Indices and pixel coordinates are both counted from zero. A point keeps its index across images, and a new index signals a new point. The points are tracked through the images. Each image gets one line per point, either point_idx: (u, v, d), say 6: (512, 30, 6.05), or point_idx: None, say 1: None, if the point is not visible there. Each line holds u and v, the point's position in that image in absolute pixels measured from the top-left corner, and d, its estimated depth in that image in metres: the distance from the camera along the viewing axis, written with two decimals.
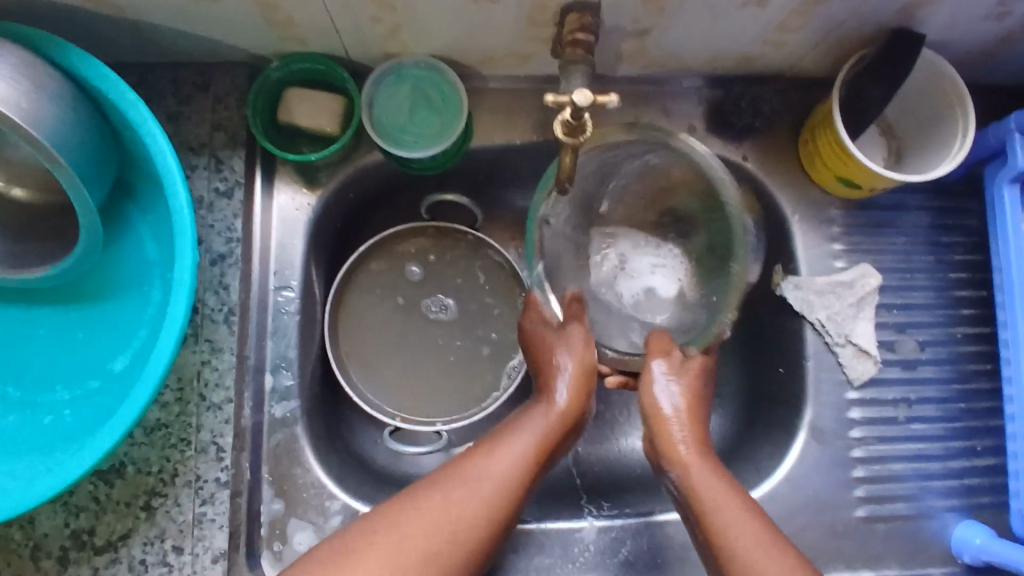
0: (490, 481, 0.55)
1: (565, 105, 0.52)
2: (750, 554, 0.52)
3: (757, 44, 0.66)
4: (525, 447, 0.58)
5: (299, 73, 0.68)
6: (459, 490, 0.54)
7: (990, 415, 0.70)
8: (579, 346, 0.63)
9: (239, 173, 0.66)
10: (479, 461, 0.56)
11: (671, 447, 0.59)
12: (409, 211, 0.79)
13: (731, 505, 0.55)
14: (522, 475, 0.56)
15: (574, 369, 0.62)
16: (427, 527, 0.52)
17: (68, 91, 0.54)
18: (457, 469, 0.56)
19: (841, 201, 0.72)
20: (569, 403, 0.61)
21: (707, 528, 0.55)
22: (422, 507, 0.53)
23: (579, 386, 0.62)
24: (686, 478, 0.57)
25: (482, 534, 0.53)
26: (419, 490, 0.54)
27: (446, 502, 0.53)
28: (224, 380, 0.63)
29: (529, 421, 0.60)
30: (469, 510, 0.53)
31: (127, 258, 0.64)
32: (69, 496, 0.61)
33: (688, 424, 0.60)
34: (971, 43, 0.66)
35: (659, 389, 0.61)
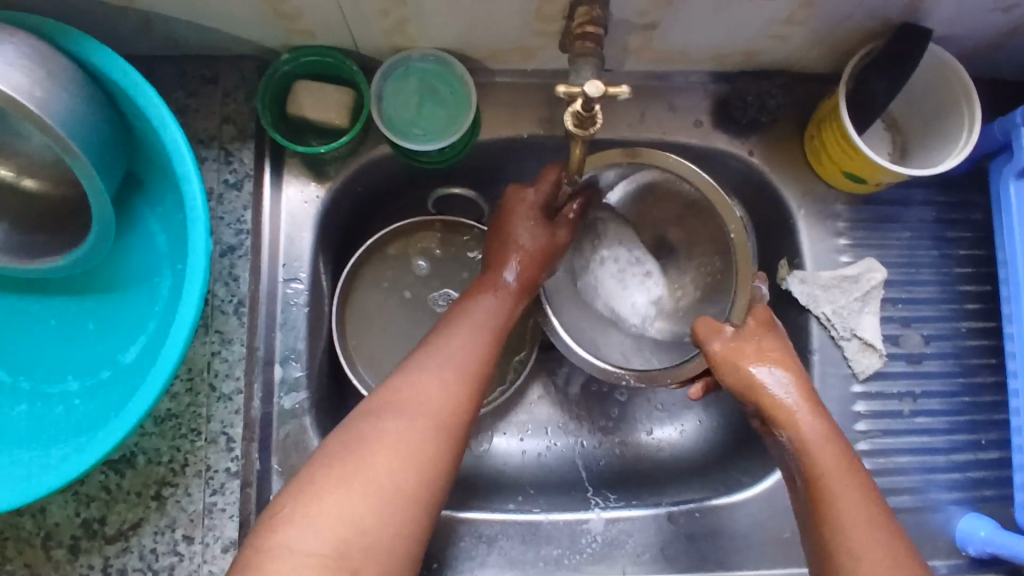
0: (435, 378, 0.55)
1: (576, 96, 0.52)
2: (861, 534, 0.52)
3: (763, 39, 0.66)
4: (472, 351, 0.58)
5: (307, 66, 0.68)
6: (407, 397, 0.54)
7: (995, 409, 0.70)
8: (536, 245, 0.64)
9: (248, 165, 0.66)
10: (414, 373, 0.55)
11: (788, 420, 0.56)
12: (416, 205, 0.79)
13: (842, 472, 0.54)
14: (480, 361, 0.58)
15: (530, 249, 0.64)
16: (396, 444, 0.51)
17: (81, 81, 0.55)
18: (400, 373, 0.56)
19: (846, 196, 0.72)
20: (521, 282, 0.63)
21: (823, 501, 0.54)
22: (381, 417, 0.52)
23: (532, 268, 0.64)
24: (803, 450, 0.55)
25: (448, 438, 0.53)
26: (355, 420, 0.53)
27: (405, 413, 0.53)
28: (234, 371, 0.63)
29: (488, 299, 0.61)
30: (428, 413, 0.53)
31: (137, 249, 0.65)
32: (80, 486, 0.62)
33: (800, 397, 0.57)
34: (975, 38, 0.66)
35: (763, 370, 0.58)
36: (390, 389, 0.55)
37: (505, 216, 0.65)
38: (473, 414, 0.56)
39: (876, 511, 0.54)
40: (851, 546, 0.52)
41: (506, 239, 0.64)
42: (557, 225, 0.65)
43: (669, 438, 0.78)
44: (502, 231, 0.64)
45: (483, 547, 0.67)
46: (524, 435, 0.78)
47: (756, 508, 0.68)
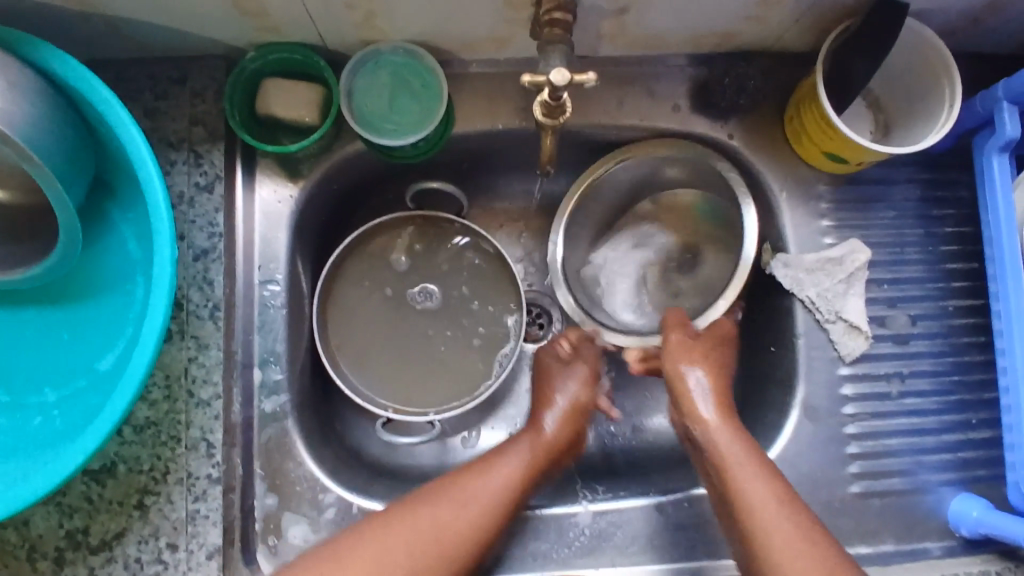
0: (483, 493, 0.60)
1: (543, 85, 0.51)
2: (765, 509, 0.56)
3: (739, 18, 0.65)
4: (517, 469, 0.63)
5: (275, 64, 0.67)
6: (436, 509, 0.58)
7: (984, 388, 0.70)
8: (577, 383, 0.70)
9: (219, 167, 0.65)
10: (478, 473, 0.62)
11: (694, 411, 0.63)
12: (395, 201, 0.78)
13: (752, 463, 0.59)
14: (526, 473, 0.63)
15: (569, 407, 0.68)
16: (408, 554, 0.56)
17: (41, 89, 0.54)
18: (444, 483, 0.61)
19: (829, 176, 0.71)
20: (557, 432, 0.66)
21: (727, 482, 0.59)
22: (425, 511, 0.58)
23: (573, 419, 0.68)
24: (708, 437, 0.61)
25: (483, 541, 0.59)
26: (427, 496, 0.59)
27: (427, 518, 0.58)
28: (212, 376, 0.62)
29: (517, 449, 0.64)
30: (475, 505, 0.59)
31: (110, 256, 0.64)
32: (62, 496, 0.61)
33: (713, 393, 0.64)
34: (955, 11, 0.65)
35: (688, 371, 0.65)
36: (415, 505, 0.59)
37: (546, 386, 0.69)
38: (511, 515, 0.61)
39: (788, 502, 0.57)
40: (759, 521, 0.56)
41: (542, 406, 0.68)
42: (573, 371, 0.70)
43: (658, 426, 0.77)
44: (548, 390, 0.69)
45: None
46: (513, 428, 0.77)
47: None
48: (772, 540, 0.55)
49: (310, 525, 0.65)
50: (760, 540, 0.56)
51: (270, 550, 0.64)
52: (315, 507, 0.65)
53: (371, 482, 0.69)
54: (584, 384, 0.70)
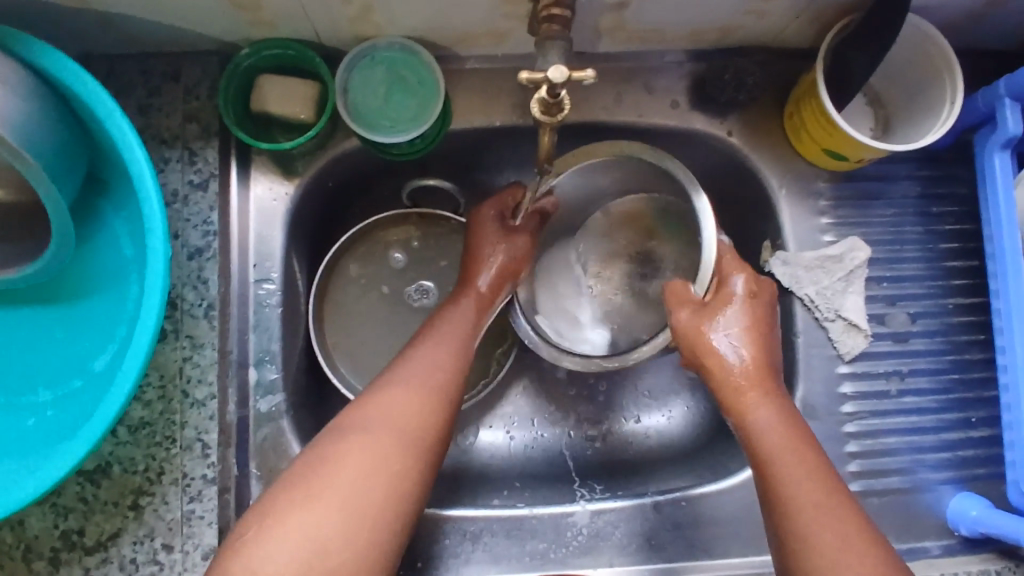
0: (415, 385, 0.57)
1: (541, 82, 0.50)
2: (803, 502, 0.54)
3: (738, 14, 0.64)
4: (451, 347, 0.61)
5: (270, 59, 0.66)
6: (380, 408, 0.55)
7: (984, 386, 0.70)
8: (517, 250, 0.68)
9: (213, 164, 0.64)
10: (393, 389, 0.56)
11: (740, 404, 0.60)
12: (391, 198, 0.78)
13: (794, 454, 0.56)
14: (455, 347, 0.61)
15: (503, 262, 0.67)
16: (361, 453, 0.51)
17: (31, 85, 0.53)
18: (376, 392, 0.56)
19: (829, 173, 0.71)
20: (490, 285, 0.67)
21: (767, 474, 0.56)
22: (348, 433, 0.53)
23: (503, 278, 0.67)
24: (751, 429, 0.58)
25: (436, 430, 0.56)
26: (341, 426, 0.53)
27: (376, 423, 0.53)
28: (207, 376, 0.62)
29: (460, 310, 0.64)
30: (418, 393, 0.56)
31: (104, 255, 0.63)
32: (57, 497, 0.61)
33: (751, 376, 0.61)
34: (957, 7, 0.64)
35: (719, 340, 0.62)
36: (361, 414, 0.54)
37: (475, 247, 0.68)
38: (441, 426, 0.56)
39: (843, 505, 0.54)
40: (795, 514, 0.53)
41: (476, 261, 0.67)
42: (515, 243, 0.68)
43: (656, 424, 0.77)
44: (484, 244, 0.68)
45: (468, 545, 0.66)
46: (511, 427, 0.77)
47: (741, 494, 0.66)
48: (813, 535, 0.52)
49: None
50: (798, 537, 0.53)
51: None
52: None
53: None
54: (523, 235, 0.69)
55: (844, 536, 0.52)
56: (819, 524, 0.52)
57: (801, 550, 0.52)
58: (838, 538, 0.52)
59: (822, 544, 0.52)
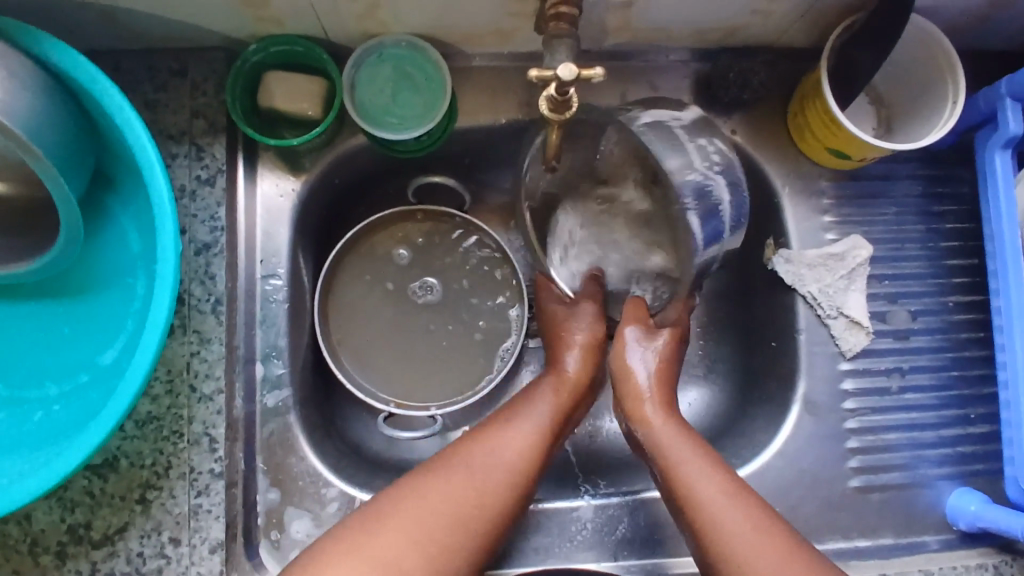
0: (515, 440, 0.60)
1: (550, 80, 0.51)
2: (716, 510, 0.56)
3: (743, 14, 0.64)
4: (547, 417, 0.62)
5: (276, 56, 0.66)
6: (482, 456, 0.58)
7: (983, 383, 0.70)
8: (586, 318, 0.69)
9: (220, 160, 0.64)
10: (496, 436, 0.60)
11: (641, 412, 0.63)
12: (396, 194, 0.78)
13: (691, 448, 0.60)
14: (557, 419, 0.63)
15: (586, 342, 0.68)
16: (449, 487, 0.56)
17: (41, 80, 0.53)
18: (479, 437, 0.60)
19: (831, 172, 0.71)
20: (580, 367, 0.67)
21: (680, 489, 0.58)
22: (446, 473, 0.57)
23: (588, 359, 0.67)
24: (654, 440, 0.61)
25: (525, 488, 0.59)
26: (435, 466, 0.58)
27: (466, 470, 0.57)
28: (214, 371, 0.62)
29: (541, 395, 0.64)
30: (517, 451, 0.59)
31: (111, 249, 0.63)
32: (64, 491, 0.61)
33: (655, 388, 0.64)
34: (959, 8, 0.65)
35: (632, 357, 0.66)
36: (454, 459, 0.58)
37: (561, 334, 0.69)
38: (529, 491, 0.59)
39: (751, 509, 0.56)
40: (712, 526, 0.55)
41: (563, 343, 0.68)
42: (582, 311, 0.69)
43: None
44: (561, 328, 0.69)
45: None
46: None
47: None
48: (730, 542, 0.55)
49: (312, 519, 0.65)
50: (718, 548, 0.55)
51: (273, 545, 0.64)
52: (318, 501, 0.65)
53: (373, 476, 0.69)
54: (598, 324, 0.69)
55: (744, 525, 0.55)
56: (723, 518, 0.55)
57: (713, 542, 0.55)
58: (750, 540, 0.54)
59: (731, 536, 0.55)
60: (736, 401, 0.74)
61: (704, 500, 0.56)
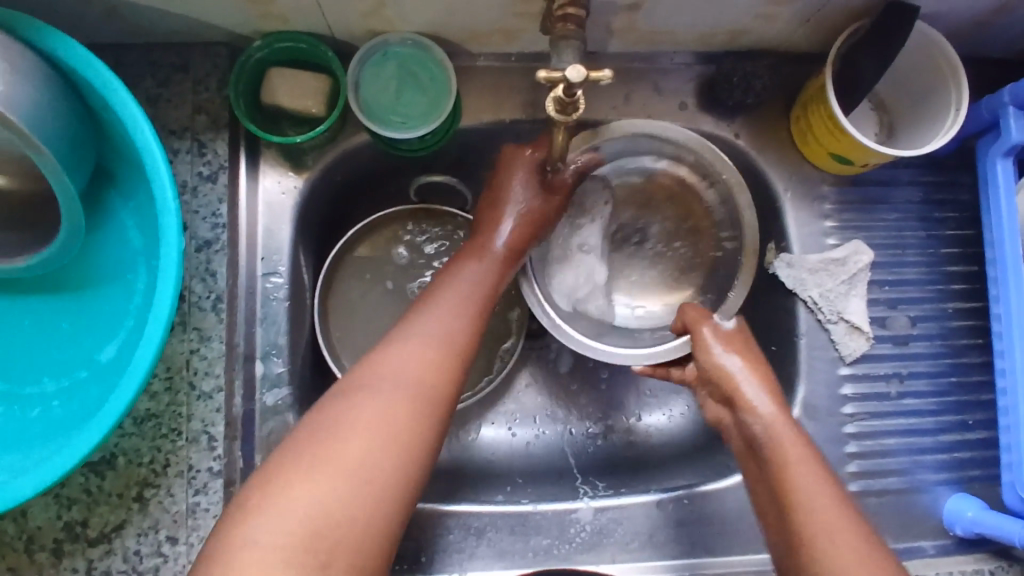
0: (426, 336, 0.55)
1: (558, 81, 0.50)
2: (822, 505, 0.51)
3: (748, 17, 0.65)
4: (461, 296, 0.59)
5: (280, 52, 0.66)
6: (387, 380, 0.51)
7: (981, 389, 0.71)
8: (530, 205, 0.65)
9: (222, 156, 0.64)
10: (393, 360, 0.53)
11: (748, 403, 0.58)
12: (397, 193, 0.78)
13: (807, 458, 0.54)
14: (479, 291, 0.61)
15: (522, 216, 0.65)
16: (383, 412, 0.49)
17: (43, 72, 0.52)
18: (374, 369, 0.52)
19: (834, 177, 0.71)
20: (507, 243, 0.64)
21: (784, 479, 0.53)
22: (352, 408, 0.49)
23: (522, 232, 0.65)
24: (769, 429, 0.56)
25: (455, 368, 0.55)
26: (335, 406, 0.50)
27: (381, 399, 0.50)
28: (214, 369, 0.62)
29: (464, 269, 0.62)
30: (423, 364, 0.53)
31: (111, 245, 0.63)
32: (61, 488, 0.60)
33: (758, 383, 0.59)
34: (963, 16, 0.65)
35: (723, 354, 0.61)
36: (378, 362, 0.53)
37: (490, 220, 0.65)
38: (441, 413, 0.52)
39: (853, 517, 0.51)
40: (816, 523, 0.51)
41: (481, 243, 0.64)
42: (533, 192, 0.65)
43: (657, 423, 0.78)
44: (495, 214, 0.65)
45: (472, 540, 0.66)
46: (513, 424, 0.77)
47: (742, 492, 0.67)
48: (834, 545, 0.49)
49: None
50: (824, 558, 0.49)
51: None
52: None
53: None
54: (544, 200, 0.66)
55: (857, 549, 0.49)
56: (822, 510, 0.51)
57: (811, 548, 0.50)
58: (851, 550, 0.49)
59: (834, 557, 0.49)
60: None
61: (810, 491, 0.52)
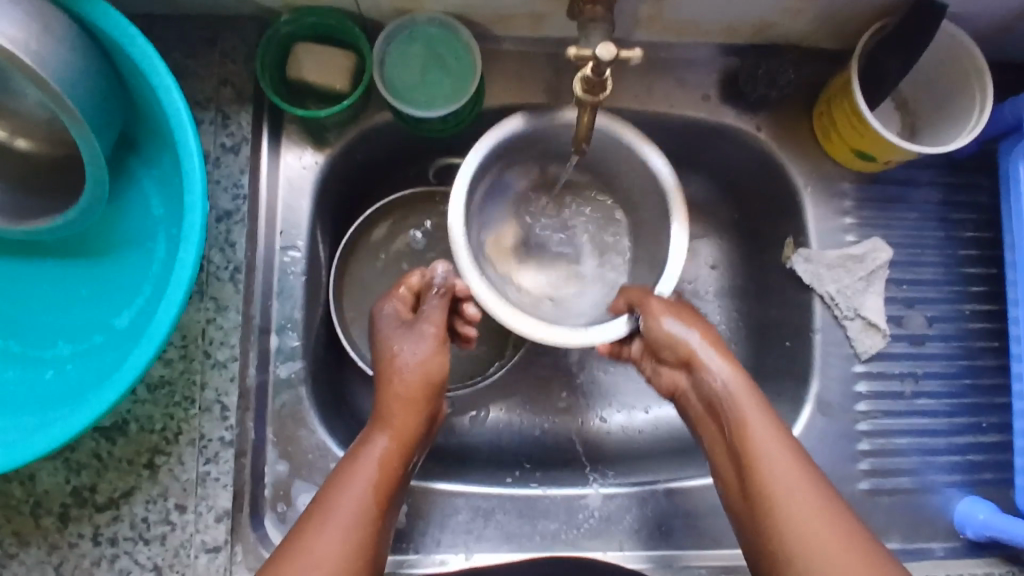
0: (340, 524, 0.52)
1: (587, 60, 0.51)
2: (795, 505, 0.52)
3: (776, 10, 0.65)
4: (370, 482, 0.55)
5: (308, 28, 0.66)
6: (343, 507, 0.53)
7: (996, 393, 0.70)
8: (428, 347, 0.60)
9: (245, 129, 0.64)
10: (341, 489, 0.54)
11: (705, 366, 0.58)
12: (416, 175, 0.78)
13: (759, 410, 0.56)
14: (386, 471, 0.56)
15: (415, 368, 0.59)
16: (332, 551, 0.51)
17: (73, 31, 0.52)
18: (329, 498, 0.53)
19: (855, 174, 0.71)
20: (398, 430, 0.57)
21: (756, 482, 0.54)
22: (319, 535, 0.51)
23: (416, 398, 0.58)
24: (724, 389, 0.57)
25: (372, 556, 0.53)
26: (301, 532, 0.52)
27: (340, 526, 0.52)
28: (229, 339, 0.62)
29: (358, 469, 0.55)
30: (367, 499, 0.54)
31: (131, 213, 0.63)
32: (71, 453, 0.61)
33: (709, 343, 0.59)
34: (991, 16, 0.65)
35: (668, 321, 0.59)
36: (300, 556, 0.50)
37: (386, 386, 0.59)
38: (380, 540, 0.54)
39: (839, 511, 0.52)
40: (797, 529, 0.51)
41: (389, 395, 0.59)
42: (422, 333, 0.60)
43: (666, 416, 0.77)
44: (392, 351, 0.60)
45: (479, 522, 0.66)
46: (522, 411, 0.77)
47: None
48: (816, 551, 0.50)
49: None
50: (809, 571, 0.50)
51: (278, 517, 0.64)
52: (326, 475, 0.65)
53: None
54: (434, 350, 0.60)
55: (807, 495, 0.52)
56: (797, 509, 0.52)
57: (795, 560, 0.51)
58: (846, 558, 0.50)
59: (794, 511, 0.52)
60: None
61: (780, 490, 0.53)
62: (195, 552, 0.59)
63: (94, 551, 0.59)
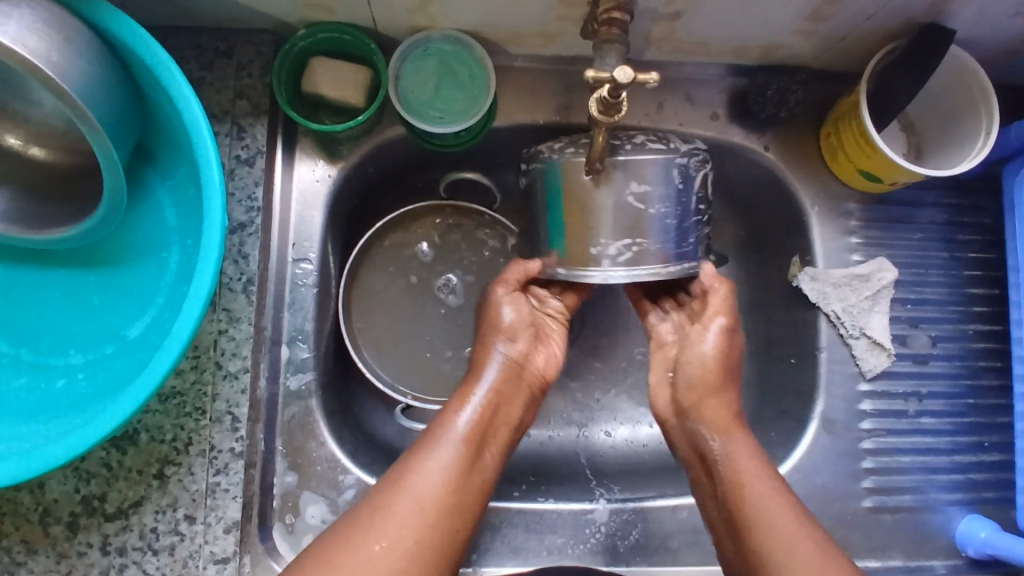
0: (445, 450, 0.56)
1: (604, 82, 0.51)
2: (783, 541, 0.53)
3: (785, 33, 0.66)
4: (478, 411, 0.59)
5: (324, 42, 0.67)
6: (446, 436, 0.57)
7: (998, 412, 0.71)
8: (520, 305, 0.64)
9: (261, 141, 0.65)
10: (445, 420, 0.59)
11: (698, 411, 0.61)
12: (427, 188, 0.78)
13: (749, 458, 0.58)
14: (490, 405, 0.60)
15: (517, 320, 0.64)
16: (433, 473, 0.55)
17: (93, 46, 0.53)
18: (434, 430, 0.58)
19: (861, 195, 0.72)
20: (500, 372, 0.62)
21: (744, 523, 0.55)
22: (420, 459, 0.56)
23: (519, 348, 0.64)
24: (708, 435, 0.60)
25: (466, 485, 0.55)
26: (410, 459, 0.56)
27: (444, 450, 0.56)
28: (241, 350, 0.62)
29: (464, 401, 0.60)
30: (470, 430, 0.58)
31: (146, 223, 0.63)
32: (81, 462, 0.61)
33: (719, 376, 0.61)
34: (997, 42, 0.66)
35: (708, 339, 0.62)
36: (397, 475, 0.55)
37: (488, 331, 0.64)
38: (483, 474, 0.57)
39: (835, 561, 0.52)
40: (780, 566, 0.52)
41: (487, 340, 0.64)
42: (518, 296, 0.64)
43: None
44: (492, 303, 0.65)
45: (487, 535, 0.67)
46: None
47: None
48: None
49: (328, 505, 0.65)
50: None
51: (287, 528, 0.64)
52: (335, 487, 0.66)
53: (387, 465, 0.69)
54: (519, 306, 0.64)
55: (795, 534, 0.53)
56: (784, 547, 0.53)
57: None
58: None
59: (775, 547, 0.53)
60: (752, 414, 0.75)
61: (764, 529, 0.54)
62: (204, 562, 0.59)
63: (103, 561, 0.59)
